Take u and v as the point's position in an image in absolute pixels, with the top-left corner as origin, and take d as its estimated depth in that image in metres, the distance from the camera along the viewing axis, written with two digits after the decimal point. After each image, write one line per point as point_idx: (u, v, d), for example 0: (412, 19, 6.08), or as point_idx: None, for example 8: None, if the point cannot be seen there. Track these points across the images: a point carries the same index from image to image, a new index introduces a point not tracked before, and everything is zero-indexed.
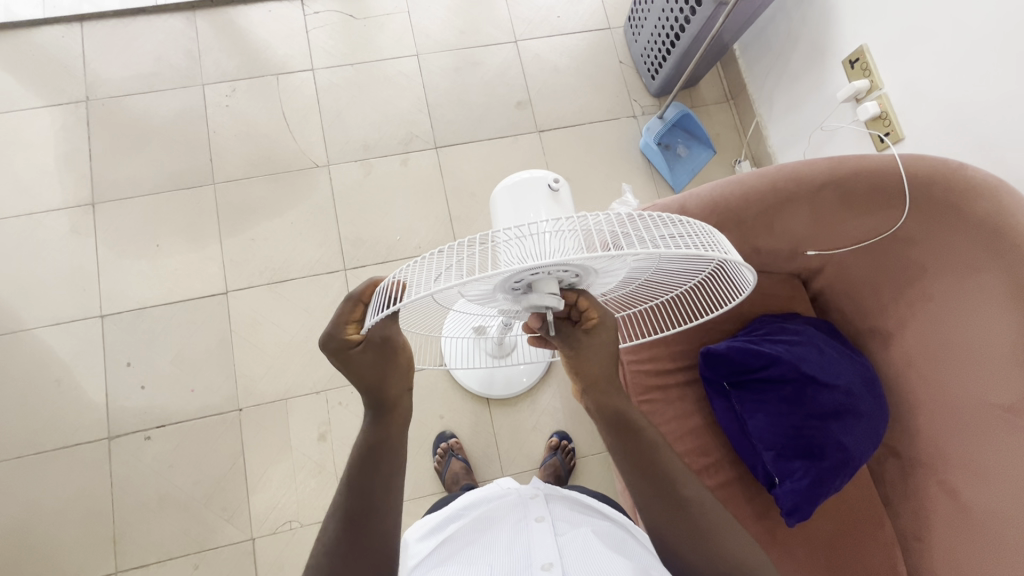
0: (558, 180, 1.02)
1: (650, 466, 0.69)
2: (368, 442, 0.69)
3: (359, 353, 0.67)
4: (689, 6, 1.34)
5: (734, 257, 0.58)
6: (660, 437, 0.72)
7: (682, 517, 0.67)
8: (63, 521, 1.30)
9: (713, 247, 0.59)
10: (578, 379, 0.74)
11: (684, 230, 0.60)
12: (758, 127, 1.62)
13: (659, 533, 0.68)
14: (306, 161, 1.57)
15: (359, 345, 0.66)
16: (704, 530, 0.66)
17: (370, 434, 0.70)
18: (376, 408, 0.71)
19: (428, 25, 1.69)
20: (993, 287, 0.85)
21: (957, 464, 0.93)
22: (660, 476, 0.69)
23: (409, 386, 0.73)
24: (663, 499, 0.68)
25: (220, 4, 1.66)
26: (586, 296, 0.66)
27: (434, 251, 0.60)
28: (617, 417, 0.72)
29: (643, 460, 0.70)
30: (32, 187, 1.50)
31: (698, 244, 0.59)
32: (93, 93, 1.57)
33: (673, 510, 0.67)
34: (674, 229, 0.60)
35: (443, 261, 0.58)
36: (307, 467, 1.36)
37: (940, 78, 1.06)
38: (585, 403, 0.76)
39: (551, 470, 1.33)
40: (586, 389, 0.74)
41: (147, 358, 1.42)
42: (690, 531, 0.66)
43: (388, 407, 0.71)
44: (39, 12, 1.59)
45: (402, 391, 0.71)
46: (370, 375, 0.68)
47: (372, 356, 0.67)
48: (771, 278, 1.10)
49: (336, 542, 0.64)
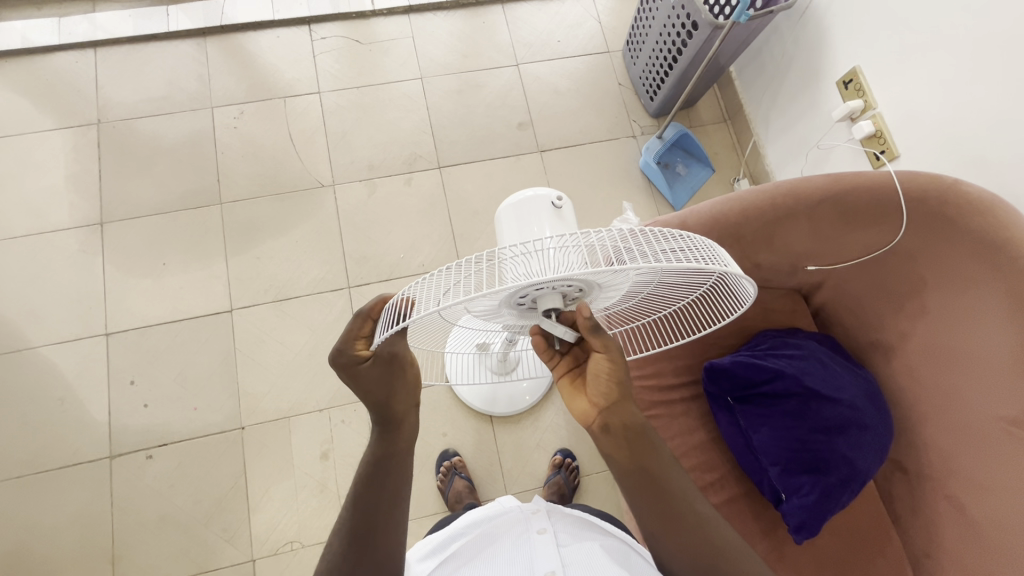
0: (560, 198, 1.03)
1: (657, 484, 0.67)
2: (373, 457, 0.69)
3: (369, 368, 0.67)
4: (686, 30, 1.37)
5: (734, 269, 0.59)
6: (671, 456, 0.70)
7: (699, 532, 0.66)
8: (63, 543, 1.29)
9: (713, 261, 0.60)
10: (603, 393, 0.68)
11: (685, 244, 0.61)
12: (756, 146, 1.65)
13: (664, 554, 0.67)
14: (312, 181, 1.60)
15: (368, 360, 0.67)
16: (721, 548, 0.65)
17: (375, 449, 0.70)
18: (383, 425, 0.71)
19: (432, 49, 1.73)
20: (993, 301, 0.87)
21: (963, 477, 0.92)
22: (671, 494, 0.67)
23: (415, 402, 0.73)
24: (676, 516, 0.66)
25: (230, 30, 1.70)
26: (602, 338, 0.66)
27: (442, 268, 0.60)
28: (638, 432, 0.68)
29: (650, 481, 0.68)
30: (42, 208, 1.52)
31: (698, 256, 0.60)
32: (105, 116, 1.61)
33: (688, 526, 0.66)
34: (676, 244, 0.61)
35: (451, 277, 0.59)
36: (309, 487, 1.35)
37: (932, 99, 1.09)
38: (602, 419, 0.69)
39: (555, 489, 1.32)
40: (613, 404, 0.68)
41: (150, 376, 1.42)
42: (710, 549, 0.65)
43: (395, 422, 0.71)
44: (54, 38, 1.63)
45: (409, 407, 0.72)
46: (379, 391, 0.69)
47: (380, 371, 0.68)
48: (772, 294, 1.11)
49: (341, 559, 0.63)
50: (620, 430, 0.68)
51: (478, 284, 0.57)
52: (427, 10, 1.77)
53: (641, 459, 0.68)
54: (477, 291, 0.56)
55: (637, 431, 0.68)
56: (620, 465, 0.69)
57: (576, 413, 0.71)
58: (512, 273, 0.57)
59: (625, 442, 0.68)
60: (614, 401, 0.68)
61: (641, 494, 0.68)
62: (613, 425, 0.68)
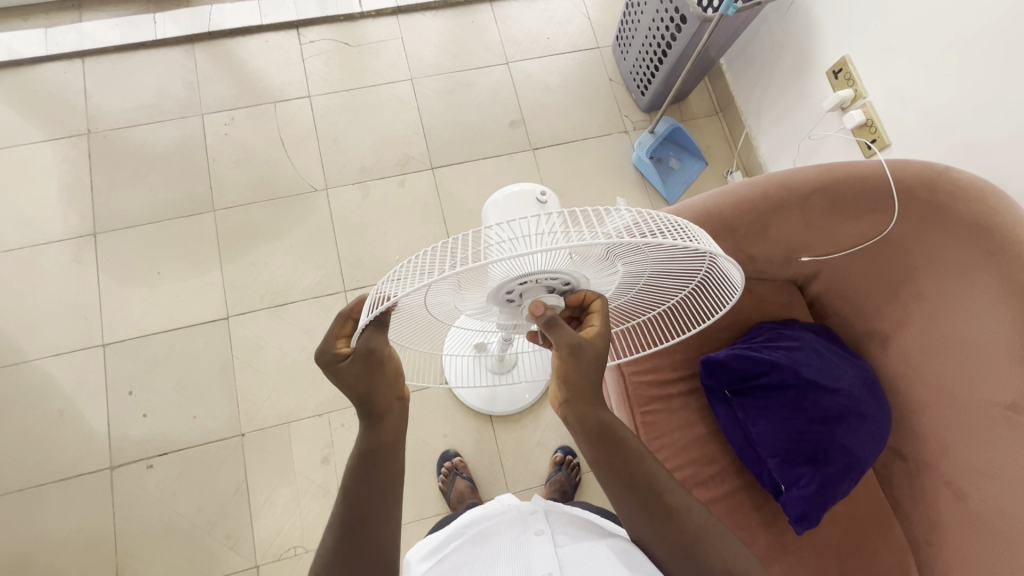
0: (545, 194, 1.11)
1: (636, 477, 0.68)
2: (361, 452, 0.68)
3: (347, 365, 0.65)
4: (676, 23, 1.37)
5: (720, 251, 0.58)
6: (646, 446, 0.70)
7: (673, 523, 0.66)
8: (66, 555, 1.29)
9: (701, 243, 0.60)
10: (563, 387, 0.68)
11: (673, 227, 0.61)
12: (747, 137, 1.65)
13: (648, 541, 0.68)
14: (305, 185, 1.59)
15: (347, 358, 0.65)
16: (700, 533, 0.66)
17: (362, 443, 0.68)
18: (369, 418, 0.68)
19: (421, 50, 1.73)
20: (988, 285, 0.87)
21: (962, 464, 0.93)
22: (656, 490, 0.68)
23: (400, 394, 0.69)
24: (649, 509, 0.67)
25: (218, 36, 1.69)
26: (601, 298, 0.69)
27: (423, 254, 0.58)
28: (599, 429, 0.69)
29: (634, 483, 0.68)
30: (34, 220, 1.52)
31: (685, 239, 0.60)
32: (95, 126, 1.60)
33: (659, 517, 0.67)
34: (663, 226, 0.61)
35: (431, 261, 0.57)
36: (311, 491, 1.35)
37: (923, 86, 1.09)
38: (563, 413, 0.70)
39: (556, 487, 1.32)
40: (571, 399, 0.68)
41: (148, 386, 1.42)
42: (683, 539, 0.66)
43: (379, 416, 0.68)
44: (42, 49, 1.63)
45: (393, 400, 0.69)
46: (360, 386, 0.66)
47: (359, 368, 0.64)
48: (769, 286, 1.11)
49: (336, 551, 0.64)
50: (586, 426, 0.69)
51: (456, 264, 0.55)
52: (415, 10, 1.76)
53: (619, 454, 0.68)
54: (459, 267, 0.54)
55: (603, 424, 0.69)
56: (596, 459, 0.69)
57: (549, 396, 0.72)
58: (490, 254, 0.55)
59: (598, 437, 0.69)
60: (567, 396, 0.69)
61: (611, 488, 0.69)
62: (582, 420, 0.69)
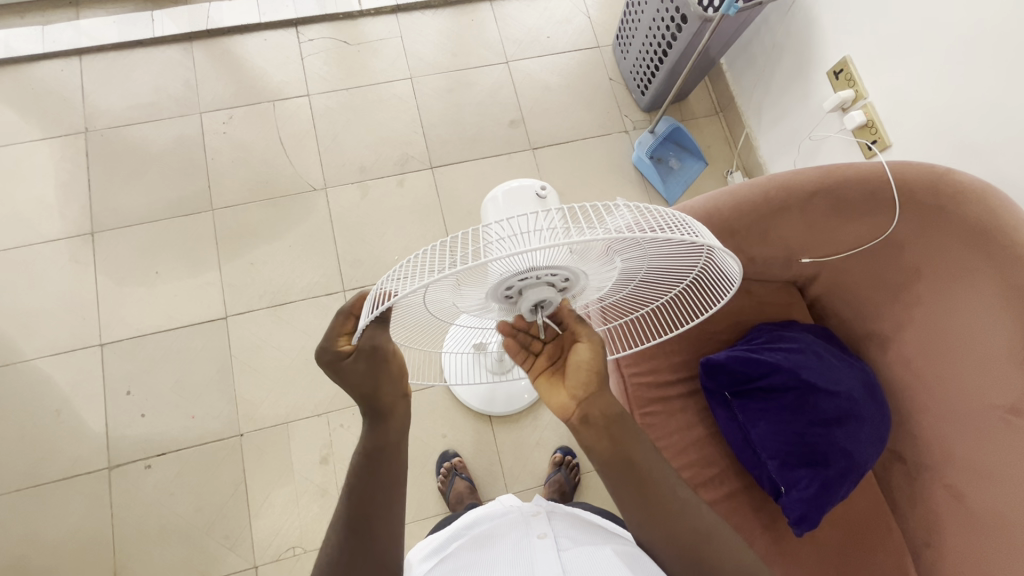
0: (544, 188, 1.11)
1: (638, 481, 0.67)
2: (365, 449, 0.68)
3: (352, 363, 0.65)
4: (676, 23, 1.37)
5: (718, 245, 0.58)
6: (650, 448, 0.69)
7: (670, 525, 0.66)
8: (64, 555, 1.29)
9: (700, 236, 0.60)
10: (590, 377, 0.67)
11: (672, 220, 0.60)
12: (747, 138, 1.64)
13: (650, 544, 0.68)
14: (304, 185, 1.59)
15: (351, 355, 0.65)
16: (702, 536, 0.66)
17: (367, 441, 0.69)
18: (372, 416, 0.69)
19: (421, 49, 1.72)
20: (988, 288, 0.87)
21: (962, 466, 0.92)
22: (658, 494, 0.67)
23: (404, 392, 0.71)
24: (647, 511, 0.67)
25: (216, 35, 1.68)
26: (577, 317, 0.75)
27: (421, 253, 0.58)
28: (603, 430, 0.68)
29: (635, 486, 0.67)
30: (31, 219, 1.51)
31: (685, 233, 0.59)
32: (93, 124, 1.59)
33: (660, 521, 0.67)
34: (663, 220, 0.60)
35: (430, 260, 0.57)
36: (309, 492, 1.35)
37: (925, 87, 1.09)
38: (583, 410, 0.67)
39: (556, 487, 1.32)
40: (592, 393, 0.67)
41: (146, 385, 1.41)
42: (682, 543, 0.66)
43: (384, 413, 0.69)
44: (39, 47, 1.62)
45: (397, 397, 0.70)
46: (364, 384, 0.67)
47: (364, 366, 0.66)
48: (769, 288, 1.10)
49: (339, 551, 0.63)
50: (601, 421, 0.67)
51: (459, 261, 0.54)
52: (414, 9, 1.75)
53: (624, 456, 0.68)
54: (458, 266, 0.53)
55: (615, 419, 0.67)
56: (601, 459, 0.68)
57: (555, 406, 0.69)
58: (494, 250, 0.54)
59: (608, 437, 0.67)
60: (593, 391, 0.67)
61: (609, 490, 0.69)
62: (593, 415, 0.67)
